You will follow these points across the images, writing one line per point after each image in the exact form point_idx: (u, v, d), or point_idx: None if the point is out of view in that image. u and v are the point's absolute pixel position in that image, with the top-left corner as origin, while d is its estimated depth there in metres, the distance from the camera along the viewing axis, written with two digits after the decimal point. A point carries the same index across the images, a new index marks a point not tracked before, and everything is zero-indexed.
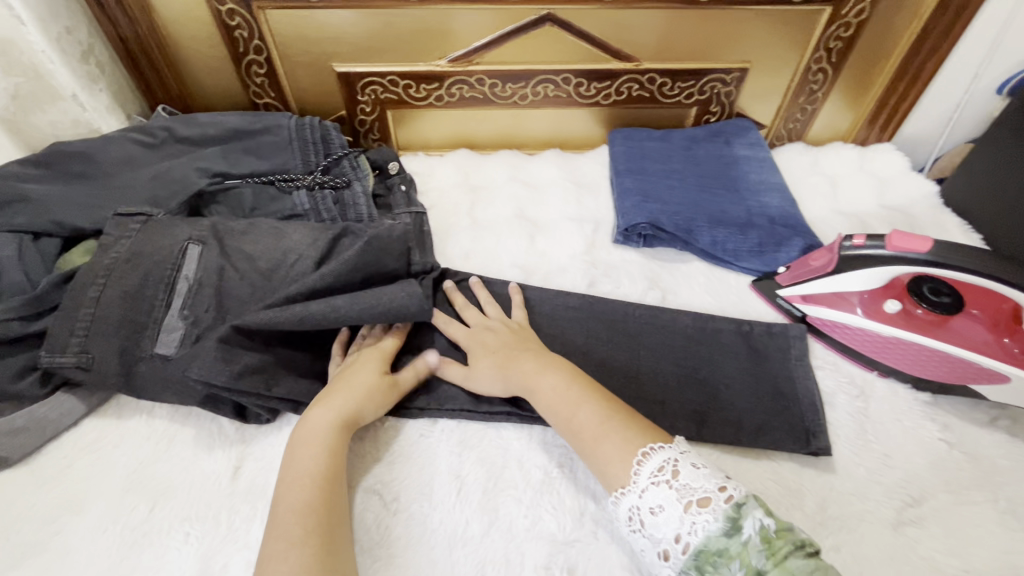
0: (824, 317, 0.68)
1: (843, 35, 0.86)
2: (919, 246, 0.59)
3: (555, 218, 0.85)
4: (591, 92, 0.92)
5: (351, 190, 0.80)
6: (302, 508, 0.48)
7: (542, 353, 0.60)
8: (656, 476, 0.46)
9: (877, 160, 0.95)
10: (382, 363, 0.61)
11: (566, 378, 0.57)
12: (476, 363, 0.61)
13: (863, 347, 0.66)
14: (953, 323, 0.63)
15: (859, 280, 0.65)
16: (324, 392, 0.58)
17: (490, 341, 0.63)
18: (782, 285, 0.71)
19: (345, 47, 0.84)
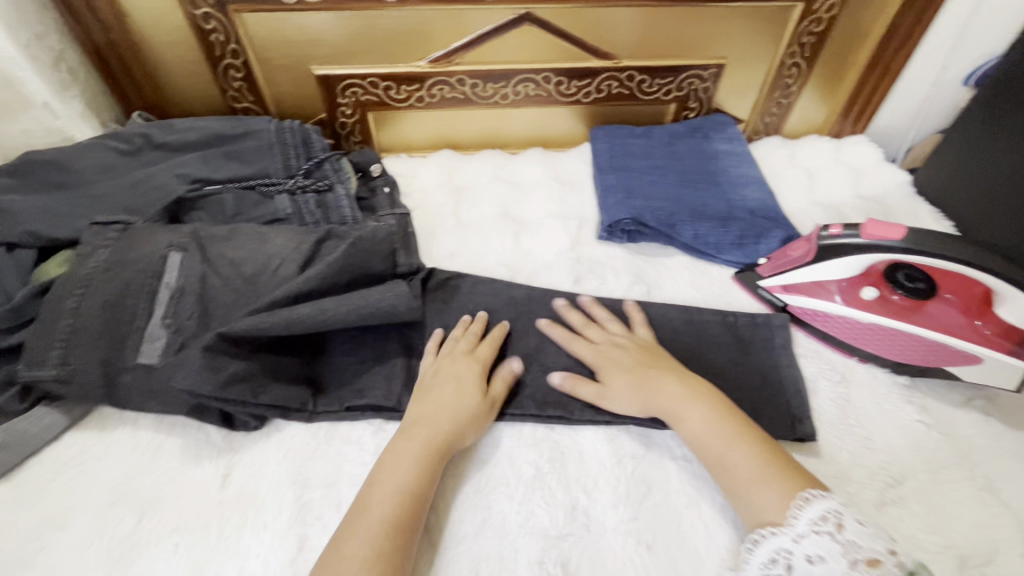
0: (806, 306, 0.69)
1: (816, 31, 0.88)
2: (894, 234, 0.60)
3: (540, 217, 0.86)
4: (571, 90, 0.93)
5: (334, 193, 0.80)
6: (390, 524, 0.48)
7: (685, 380, 0.58)
8: (818, 524, 0.45)
9: (852, 152, 0.97)
10: (480, 378, 0.61)
11: (714, 413, 0.55)
12: (608, 384, 0.60)
13: (843, 334, 0.67)
14: (929, 309, 0.64)
15: (838, 267, 0.66)
16: (424, 405, 0.58)
17: (622, 360, 0.62)
18: (763, 276, 0.73)
19: (324, 49, 0.84)
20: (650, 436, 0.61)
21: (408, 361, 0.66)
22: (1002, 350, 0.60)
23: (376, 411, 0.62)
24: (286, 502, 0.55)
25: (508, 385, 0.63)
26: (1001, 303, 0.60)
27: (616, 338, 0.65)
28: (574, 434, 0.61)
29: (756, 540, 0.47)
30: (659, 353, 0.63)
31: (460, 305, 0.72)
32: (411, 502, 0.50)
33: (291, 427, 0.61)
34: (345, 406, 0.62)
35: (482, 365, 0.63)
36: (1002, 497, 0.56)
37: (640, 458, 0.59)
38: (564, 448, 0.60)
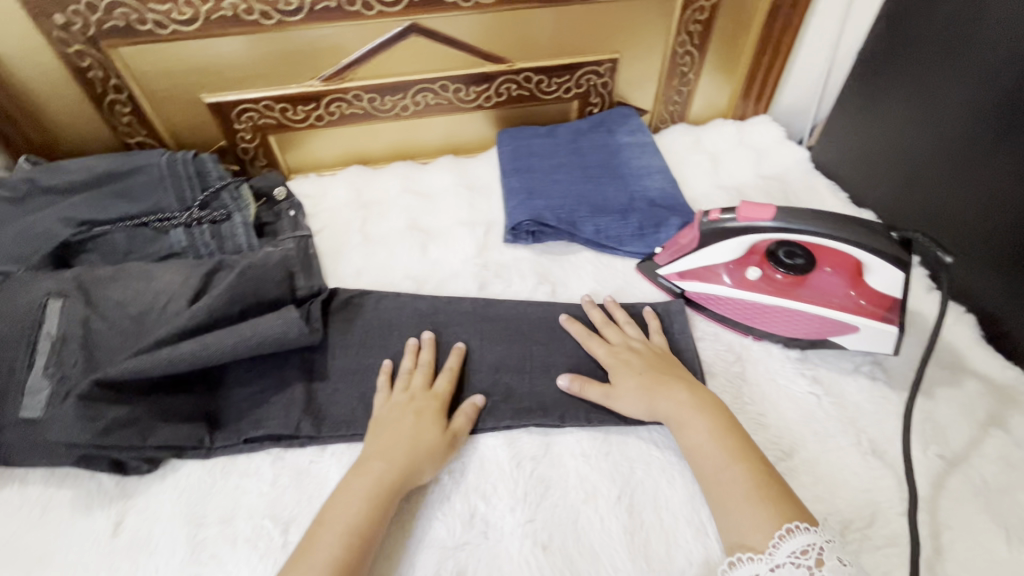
0: (698, 290, 0.71)
1: (701, 19, 0.90)
2: (766, 215, 0.62)
3: (448, 225, 0.86)
4: (471, 96, 0.93)
5: (230, 223, 0.79)
6: (338, 567, 0.47)
7: (697, 391, 0.58)
8: (797, 557, 0.44)
9: (754, 133, 1.00)
10: (440, 413, 0.60)
11: (718, 428, 0.55)
12: (616, 385, 0.61)
13: (735, 315, 0.69)
14: (813, 281, 0.66)
15: (722, 250, 0.67)
16: (380, 440, 0.57)
17: (634, 362, 0.63)
18: (661, 265, 0.74)
19: (210, 77, 0.83)
20: (549, 435, 0.62)
21: (309, 386, 0.65)
22: (874, 318, 0.62)
23: (274, 440, 0.61)
24: (180, 544, 0.55)
25: (469, 420, 0.61)
26: (869, 273, 0.62)
27: (631, 342, 0.66)
28: (475, 442, 0.61)
29: (733, 563, 0.47)
30: (673, 362, 0.63)
31: (364, 322, 0.72)
32: (359, 543, 0.49)
33: (187, 465, 0.60)
34: (243, 438, 0.61)
35: (441, 401, 0.61)
36: (887, 459, 0.58)
37: (539, 459, 0.60)
38: (464, 457, 0.60)
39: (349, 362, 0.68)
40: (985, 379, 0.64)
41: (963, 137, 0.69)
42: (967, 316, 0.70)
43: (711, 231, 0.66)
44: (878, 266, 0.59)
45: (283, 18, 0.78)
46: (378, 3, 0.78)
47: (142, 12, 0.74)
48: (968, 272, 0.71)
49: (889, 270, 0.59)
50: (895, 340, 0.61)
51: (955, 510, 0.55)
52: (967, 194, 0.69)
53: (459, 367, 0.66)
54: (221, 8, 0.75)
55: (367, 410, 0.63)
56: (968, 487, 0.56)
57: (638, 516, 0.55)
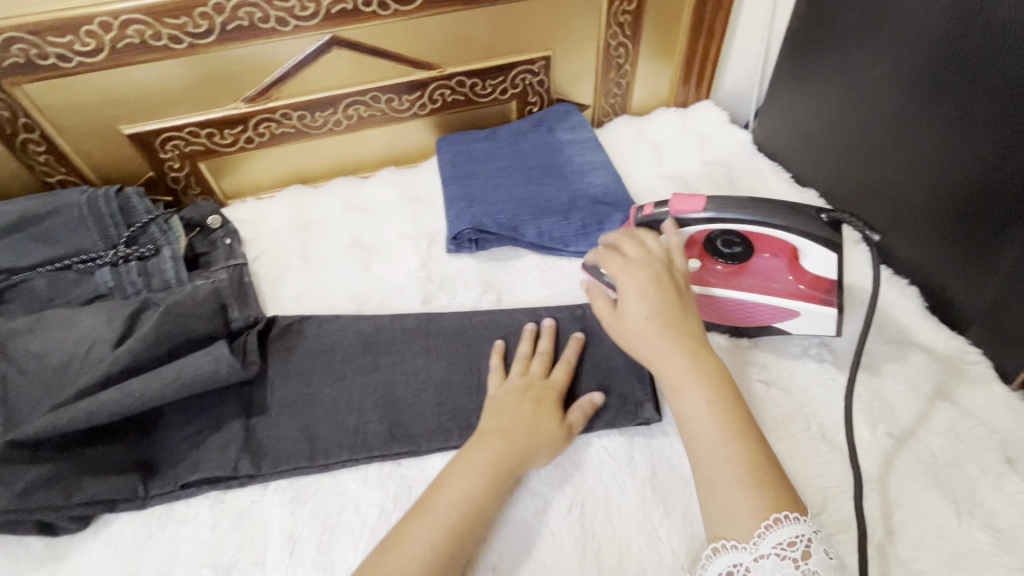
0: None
1: (630, 9, 0.89)
2: (697, 207, 0.61)
3: (391, 239, 0.84)
4: (405, 105, 0.91)
5: (158, 257, 0.75)
6: (451, 530, 0.49)
7: (698, 359, 0.51)
8: (783, 548, 0.42)
9: (697, 119, 0.99)
10: (557, 405, 0.59)
11: (720, 403, 0.49)
12: (626, 316, 0.55)
13: None
14: (755, 267, 0.65)
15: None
16: (499, 422, 0.57)
17: (647, 294, 0.54)
18: None
19: (126, 108, 0.79)
20: None
21: (248, 422, 0.63)
22: (812, 302, 0.61)
23: (212, 483, 0.59)
24: None
25: (587, 416, 0.60)
26: (805, 257, 0.61)
27: (655, 265, 0.57)
28: (422, 464, 0.60)
29: (716, 549, 0.45)
30: (692, 312, 0.55)
31: (306, 348, 0.69)
32: (476, 514, 0.50)
33: (121, 518, 0.57)
34: (179, 484, 0.58)
35: (558, 391, 0.61)
36: (836, 443, 0.58)
37: None
38: (411, 480, 0.59)
39: (290, 392, 0.65)
40: (929, 351, 0.64)
41: (890, 108, 0.69)
42: (910, 288, 0.70)
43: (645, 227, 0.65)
44: (811, 249, 0.59)
45: (195, 41, 0.75)
46: (293, 17, 0.76)
47: (42, 46, 0.70)
48: (907, 243, 0.71)
49: (824, 253, 0.59)
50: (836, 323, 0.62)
51: (905, 488, 0.54)
52: (899, 165, 0.69)
53: (578, 357, 0.65)
54: (126, 35, 0.72)
55: (309, 440, 0.61)
56: (918, 463, 0.56)
57: (590, 525, 0.54)
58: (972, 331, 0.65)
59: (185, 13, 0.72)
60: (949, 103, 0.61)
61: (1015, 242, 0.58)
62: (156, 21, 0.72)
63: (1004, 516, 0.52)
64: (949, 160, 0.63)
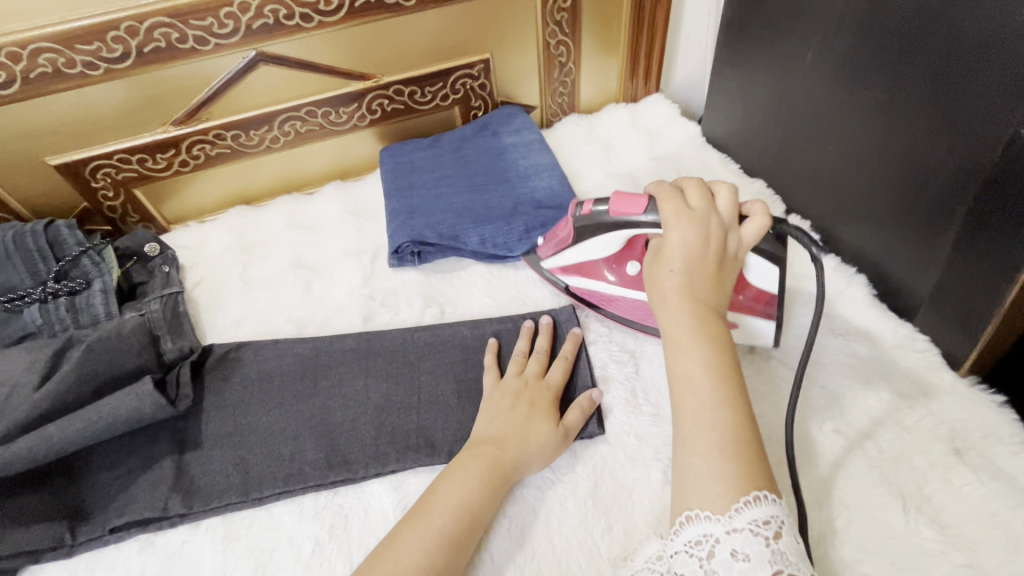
0: (582, 286, 0.69)
1: (565, 6, 0.87)
2: (636, 210, 0.58)
3: (333, 257, 0.82)
4: (344, 118, 0.88)
5: (88, 292, 0.73)
6: (447, 537, 0.47)
7: (705, 323, 0.47)
8: (756, 525, 0.39)
9: (646, 114, 0.97)
10: (554, 407, 0.59)
11: (716, 367, 0.46)
12: (657, 263, 0.50)
13: (616, 309, 0.68)
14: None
15: (598, 245, 0.64)
16: (495, 425, 0.56)
17: (692, 249, 0.49)
18: (545, 258, 0.71)
19: (50, 138, 0.77)
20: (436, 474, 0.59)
21: (181, 458, 0.61)
22: (750, 313, 0.60)
23: (142, 525, 0.57)
24: None
25: (586, 414, 0.59)
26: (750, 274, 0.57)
27: (711, 219, 0.50)
28: (360, 491, 0.58)
29: (688, 519, 0.42)
30: (724, 281, 0.50)
31: (242, 377, 0.67)
32: (472, 520, 0.49)
33: (47, 568, 0.55)
34: (108, 528, 0.56)
35: (555, 393, 0.60)
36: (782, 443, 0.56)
37: None
38: (349, 509, 0.57)
39: (225, 424, 0.64)
40: (874, 342, 0.63)
41: (824, 92, 0.67)
42: (858, 277, 0.68)
43: (585, 225, 0.63)
44: (753, 262, 0.56)
45: (111, 65, 0.72)
46: (212, 35, 0.73)
47: None
48: (853, 230, 0.69)
49: (767, 267, 0.56)
50: (772, 335, 0.61)
51: (852, 486, 0.53)
52: (837, 149, 0.68)
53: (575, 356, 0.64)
54: (38, 66, 0.70)
55: (242, 474, 0.59)
56: (863, 459, 0.54)
57: (530, 547, 0.52)
58: (919, 318, 0.63)
59: (97, 38, 0.70)
60: (880, 83, 0.60)
61: (954, 224, 0.56)
62: (67, 48, 0.69)
63: (952, 510, 0.50)
64: (886, 142, 0.61)
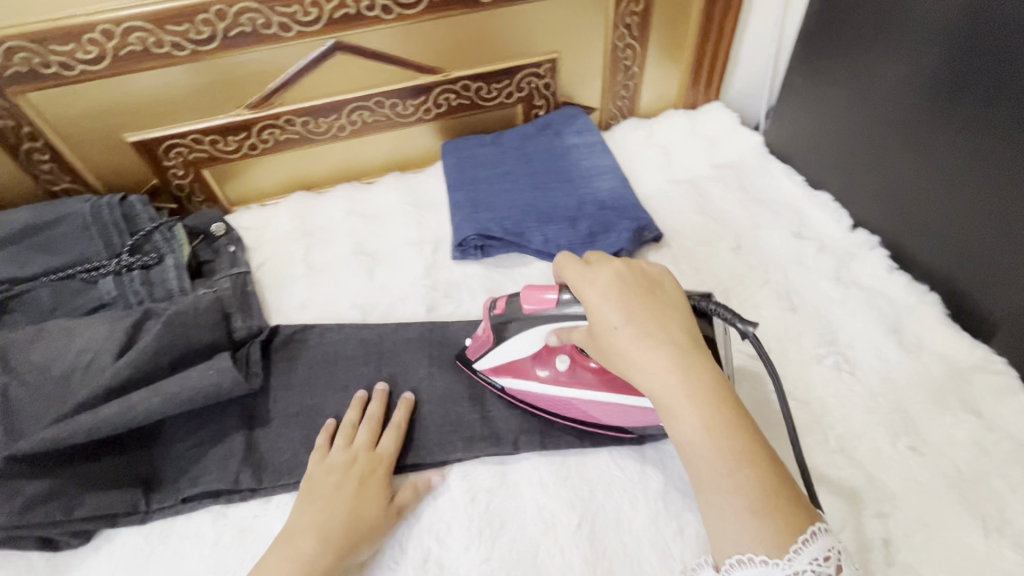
0: (515, 387, 0.61)
1: (637, 10, 0.87)
2: (548, 303, 0.53)
3: (395, 246, 0.83)
4: (410, 110, 0.90)
5: (161, 266, 0.75)
6: None
7: (688, 370, 0.43)
8: (819, 564, 0.38)
9: (706, 121, 0.97)
10: (383, 485, 0.55)
11: (719, 422, 0.41)
12: (597, 330, 0.47)
13: (566, 413, 0.60)
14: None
15: (522, 344, 0.57)
16: (311, 512, 0.52)
17: (614, 298, 0.47)
18: (473, 361, 0.63)
19: (131, 115, 0.79)
20: (505, 464, 0.59)
21: (250, 434, 0.62)
22: None
23: (213, 496, 0.58)
24: None
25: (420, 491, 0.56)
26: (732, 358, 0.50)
27: (617, 264, 0.50)
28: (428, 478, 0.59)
29: (738, 564, 0.39)
30: (663, 300, 0.47)
31: (308, 360, 0.68)
32: None
33: (122, 533, 0.56)
34: (180, 498, 0.58)
35: (385, 466, 0.57)
36: (855, 456, 0.56)
37: (495, 491, 0.57)
38: None
39: (292, 404, 0.65)
40: (947, 361, 0.62)
41: (906, 108, 0.67)
42: (931, 296, 0.67)
43: (501, 324, 0.57)
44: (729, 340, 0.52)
45: (197, 47, 0.74)
46: (296, 23, 0.75)
47: (45, 55, 0.70)
48: (927, 247, 0.68)
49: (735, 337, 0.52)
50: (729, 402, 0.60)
51: (928, 505, 0.52)
52: (916, 167, 0.67)
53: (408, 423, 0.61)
54: (128, 44, 0.72)
55: (309, 453, 0.60)
56: (940, 477, 0.54)
57: (599, 543, 0.52)
58: (997, 341, 0.62)
59: (188, 19, 0.71)
60: (975, 98, 0.59)
61: None
62: (158, 28, 0.71)
63: None
64: (976, 159, 0.60)
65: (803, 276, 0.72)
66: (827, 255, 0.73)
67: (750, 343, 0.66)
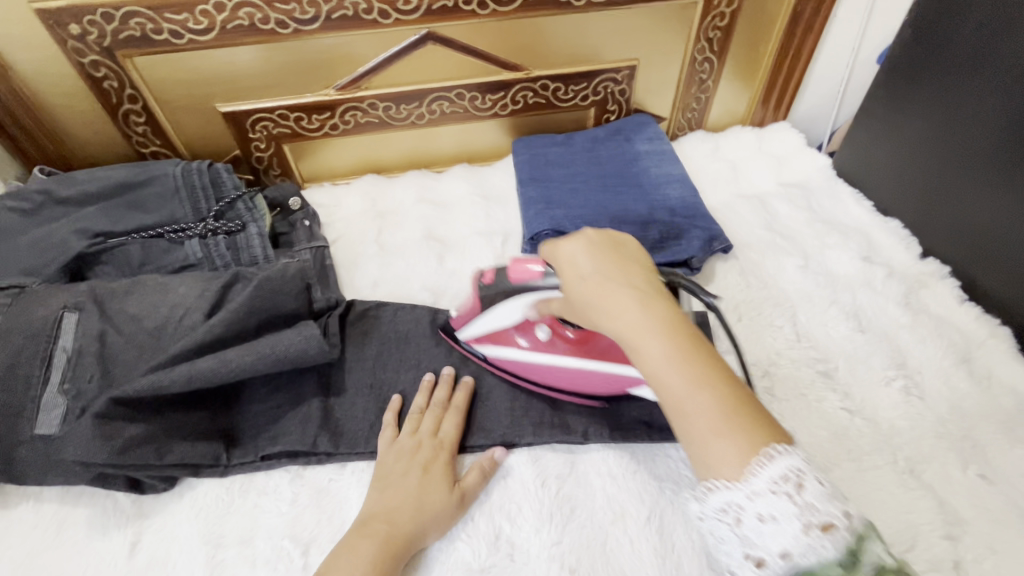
0: (497, 354, 0.65)
1: (720, 25, 0.89)
2: (534, 275, 0.56)
3: (464, 235, 0.85)
4: (487, 104, 0.92)
5: (245, 234, 0.78)
6: None
7: (649, 306, 0.42)
8: (776, 483, 0.35)
9: (774, 139, 0.98)
10: (448, 468, 0.57)
11: (678, 348, 0.40)
12: (568, 286, 0.48)
13: (547, 380, 0.63)
14: (600, 340, 0.60)
15: (507, 314, 0.60)
16: (386, 498, 0.54)
17: (582, 256, 0.48)
18: (458, 329, 0.66)
19: (227, 87, 0.82)
20: (574, 453, 0.60)
21: (326, 401, 0.64)
22: None
23: (291, 457, 0.60)
24: (198, 566, 0.53)
25: (485, 473, 0.58)
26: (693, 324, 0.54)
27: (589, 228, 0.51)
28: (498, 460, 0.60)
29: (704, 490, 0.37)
30: (629, 253, 0.48)
31: (381, 335, 0.70)
32: None
33: (203, 483, 0.59)
34: (260, 455, 0.60)
35: (447, 452, 0.58)
36: (924, 478, 0.57)
37: (565, 478, 0.58)
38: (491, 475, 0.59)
39: (366, 375, 0.67)
40: (1018, 395, 0.62)
41: (998, 143, 0.67)
42: (1002, 329, 0.68)
43: (491, 295, 0.60)
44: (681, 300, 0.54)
45: (300, 26, 0.77)
46: (395, 10, 0.77)
47: (158, 21, 0.73)
48: (1003, 280, 0.68)
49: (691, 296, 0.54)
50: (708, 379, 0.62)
51: (999, 532, 0.52)
52: (1006, 200, 0.66)
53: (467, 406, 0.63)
54: (237, 18, 0.75)
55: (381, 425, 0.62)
56: (1012, 506, 0.54)
57: (669, 537, 0.53)
58: None
59: None
60: None
61: None
62: (266, 5, 0.74)
63: None
64: None
65: (872, 299, 0.73)
66: (895, 281, 0.74)
67: (816, 360, 0.67)
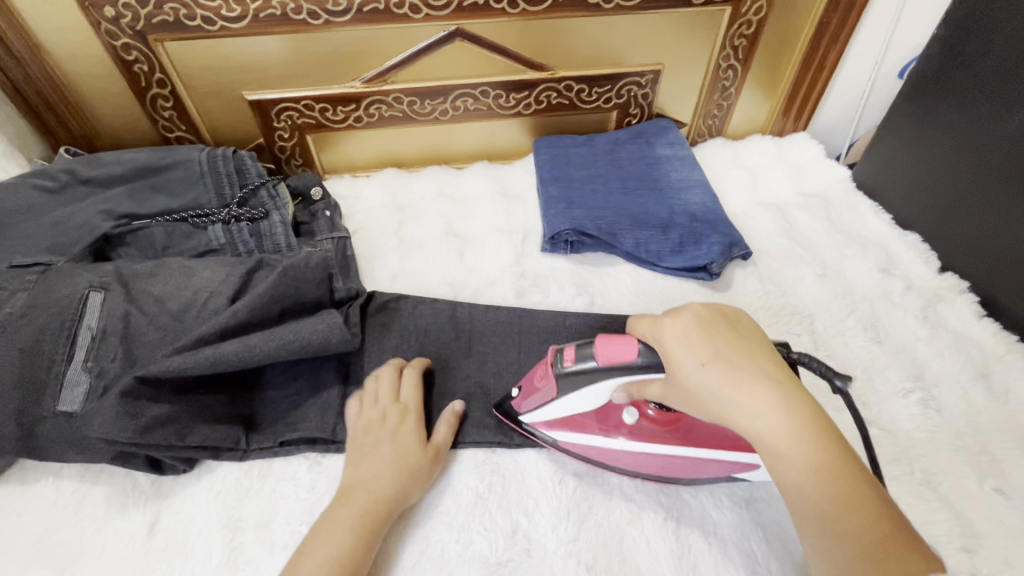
0: (571, 441, 0.58)
1: (746, 34, 0.89)
2: (629, 356, 0.47)
3: (484, 232, 0.85)
4: (511, 103, 0.92)
5: (268, 221, 0.79)
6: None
7: (791, 406, 0.40)
8: None
9: (794, 149, 0.98)
10: (419, 428, 0.58)
11: (823, 460, 0.38)
12: (677, 373, 0.44)
13: (634, 467, 0.56)
14: (686, 418, 0.54)
15: (586, 399, 0.53)
16: (362, 466, 0.55)
17: (694, 338, 0.44)
18: (522, 412, 0.58)
19: (255, 75, 0.82)
20: None
21: (345, 390, 0.65)
22: None
23: (309, 443, 0.61)
24: (216, 549, 0.54)
25: (452, 428, 0.60)
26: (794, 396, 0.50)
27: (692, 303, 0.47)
28: (515, 455, 0.60)
29: None
30: (747, 333, 0.45)
31: (401, 327, 0.70)
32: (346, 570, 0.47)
33: (222, 466, 0.59)
34: (278, 441, 0.60)
35: (411, 411, 0.60)
36: (940, 490, 0.57)
37: (583, 475, 0.58)
38: (503, 467, 0.59)
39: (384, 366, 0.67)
40: None
41: None
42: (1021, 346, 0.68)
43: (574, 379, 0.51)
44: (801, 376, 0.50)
45: (331, 18, 0.77)
46: (426, 6, 0.78)
47: (192, 7, 0.74)
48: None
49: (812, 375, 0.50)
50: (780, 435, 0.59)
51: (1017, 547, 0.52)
52: None
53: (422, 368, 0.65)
54: (269, 7, 0.75)
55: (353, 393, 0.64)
56: None
57: (686, 539, 0.53)
58: None
59: None
60: None
61: None
62: None
63: None
64: None
65: (890, 311, 0.73)
66: (914, 294, 0.74)
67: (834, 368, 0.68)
